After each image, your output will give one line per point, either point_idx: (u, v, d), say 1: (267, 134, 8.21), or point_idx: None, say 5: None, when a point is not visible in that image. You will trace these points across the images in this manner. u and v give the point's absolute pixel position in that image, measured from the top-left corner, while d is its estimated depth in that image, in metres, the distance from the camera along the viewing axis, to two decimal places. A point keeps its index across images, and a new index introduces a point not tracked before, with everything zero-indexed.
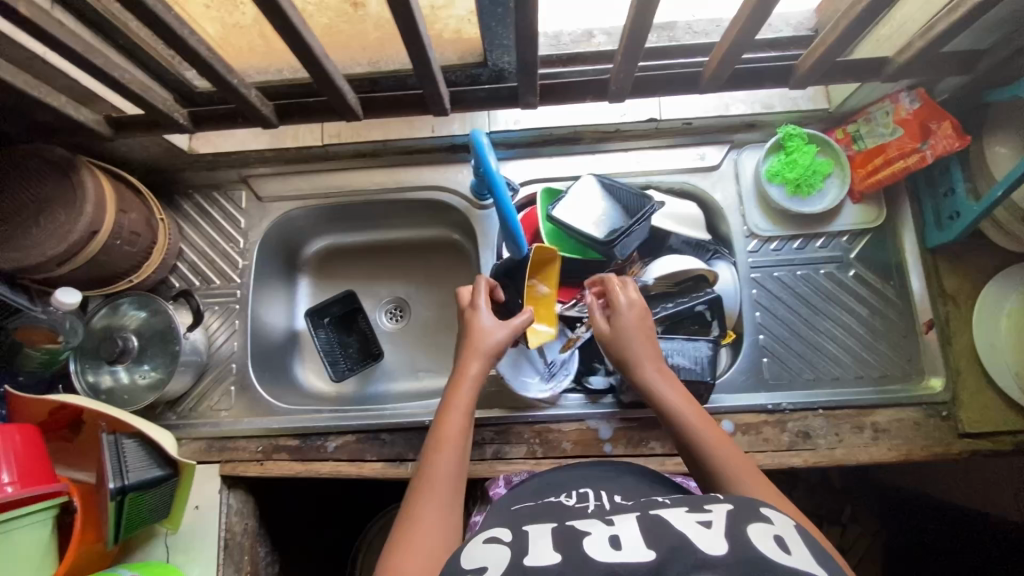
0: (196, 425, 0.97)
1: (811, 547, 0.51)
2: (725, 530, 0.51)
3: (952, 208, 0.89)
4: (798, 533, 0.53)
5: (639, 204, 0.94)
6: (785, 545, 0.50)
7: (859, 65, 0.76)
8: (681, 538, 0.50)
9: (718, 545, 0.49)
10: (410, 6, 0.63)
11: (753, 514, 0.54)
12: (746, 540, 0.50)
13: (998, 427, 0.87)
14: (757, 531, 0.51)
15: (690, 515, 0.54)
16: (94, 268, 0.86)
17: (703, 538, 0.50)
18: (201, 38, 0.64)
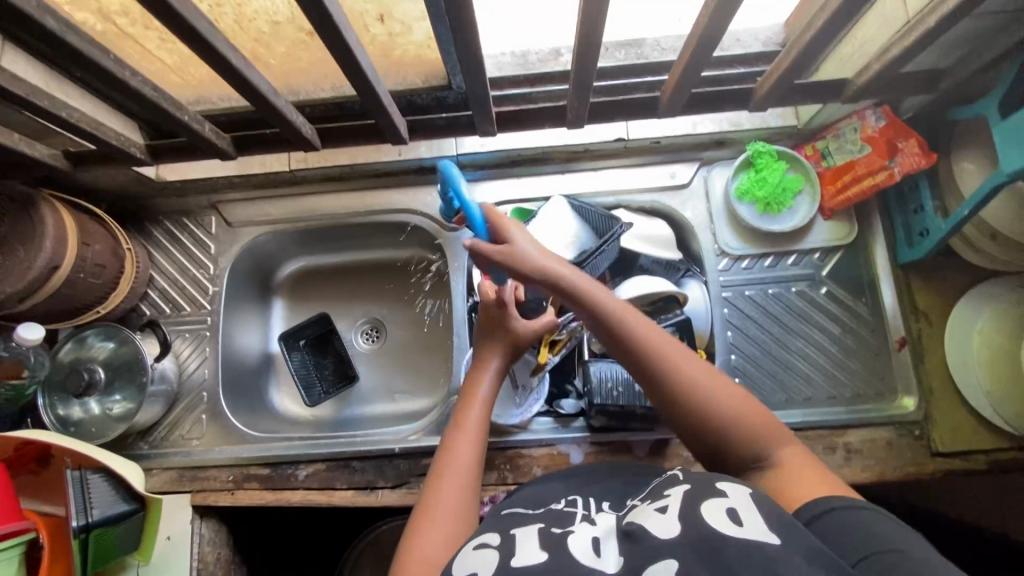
0: (168, 454, 0.97)
1: (766, 512, 0.49)
2: (679, 513, 0.51)
3: (922, 225, 0.88)
4: (755, 500, 0.51)
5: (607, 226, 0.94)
6: (739, 518, 0.49)
7: (817, 87, 0.75)
8: (641, 531, 0.51)
9: (672, 529, 0.49)
10: (355, 44, 0.62)
11: (706, 488, 0.53)
12: (700, 519, 0.49)
13: (970, 445, 0.87)
14: (710, 506, 0.50)
15: (650, 505, 0.54)
16: (58, 302, 0.86)
17: (659, 525, 0.50)
18: (146, 78, 0.63)
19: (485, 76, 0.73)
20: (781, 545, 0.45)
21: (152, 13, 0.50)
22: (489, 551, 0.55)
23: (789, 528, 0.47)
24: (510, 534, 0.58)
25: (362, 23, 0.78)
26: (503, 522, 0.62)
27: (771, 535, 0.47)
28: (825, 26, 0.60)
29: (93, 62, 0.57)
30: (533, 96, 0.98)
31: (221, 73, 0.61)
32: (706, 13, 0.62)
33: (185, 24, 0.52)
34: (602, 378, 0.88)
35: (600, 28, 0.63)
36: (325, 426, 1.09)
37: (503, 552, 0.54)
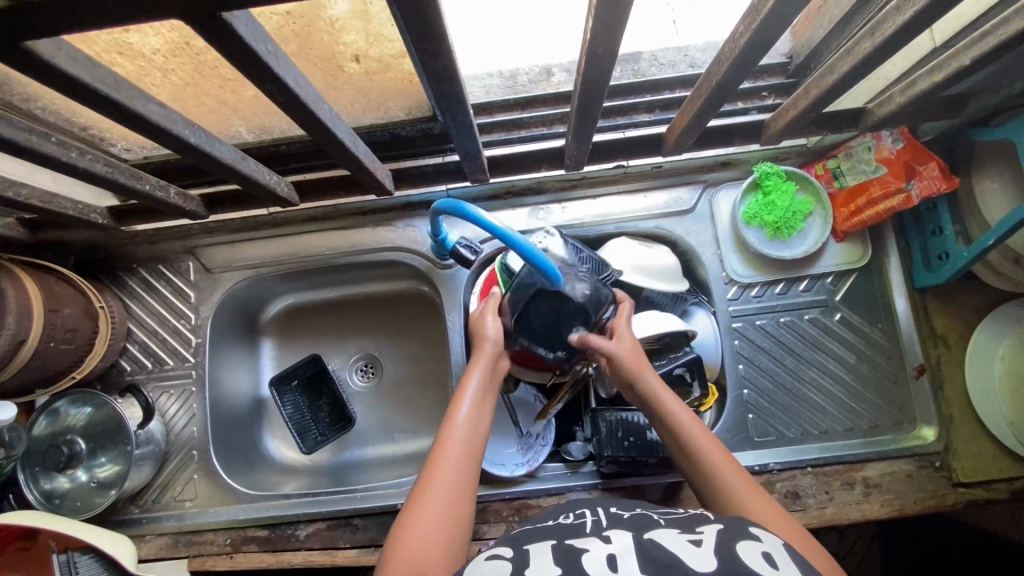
0: (161, 518, 0.93)
1: (801, 565, 0.47)
2: (714, 548, 0.47)
3: (941, 248, 0.84)
4: (788, 550, 0.49)
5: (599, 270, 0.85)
6: (774, 562, 0.47)
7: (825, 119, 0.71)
8: (668, 557, 0.47)
9: (707, 564, 0.45)
10: (329, 112, 0.56)
11: (741, 531, 0.51)
12: (736, 559, 0.46)
13: (993, 475, 0.84)
14: (746, 548, 0.48)
15: (680, 535, 0.51)
16: (28, 376, 0.80)
17: (693, 557, 0.47)
18: (98, 155, 0.58)
19: (474, 127, 0.67)
20: None
21: (90, 107, 0.44)
22: (501, 562, 0.50)
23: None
24: (525, 548, 0.52)
25: (335, 64, 0.71)
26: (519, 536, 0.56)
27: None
28: (849, 72, 0.55)
29: (33, 150, 0.51)
30: (524, 120, 0.88)
31: (180, 150, 0.54)
32: (718, 67, 0.57)
33: (132, 113, 0.46)
34: (611, 427, 0.83)
35: (601, 91, 0.58)
36: (323, 475, 1.04)
37: (518, 565, 0.49)
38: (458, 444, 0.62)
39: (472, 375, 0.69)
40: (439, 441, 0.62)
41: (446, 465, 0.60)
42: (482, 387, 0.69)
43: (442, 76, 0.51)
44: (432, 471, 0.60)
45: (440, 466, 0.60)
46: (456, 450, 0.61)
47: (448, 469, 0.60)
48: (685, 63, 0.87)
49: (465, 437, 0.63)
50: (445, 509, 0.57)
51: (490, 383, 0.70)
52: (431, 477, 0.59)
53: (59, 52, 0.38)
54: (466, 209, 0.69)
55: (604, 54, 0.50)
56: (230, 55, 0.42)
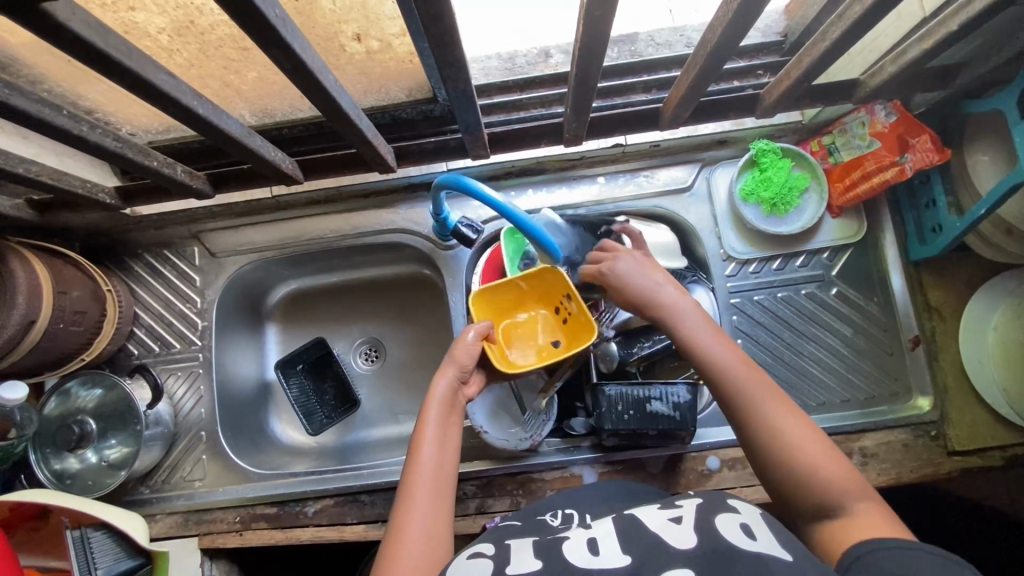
0: (170, 498, 0.94)
1: (777, 530, 0.49)
2: (693, 524, 0.49)
3: (934, 221, 0.85)
4: (764, 520, 0.50)
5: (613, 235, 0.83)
6: (751, 532, 0.48)
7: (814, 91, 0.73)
8: (649, 537, 0.48)
9: (687, 540, 0.47)
10: (333, 83, 0.57)
11: (720, 505, 0.52)
12: (715, 533, 0.47)
13: (987, 442, 0.85)
14: (725, 521, 0.49)
15: (662, 513, 0.52)
16: (37, 357, 0.82)
17: (674, 534, 0.48)
18: (108, 130, 0.59)
19: (475, 101, 0.68)
20: (793, 560, 0.44)
21: (101, 73, 0.46)
22: (483, 561, 0.52)
23: (804, 553, 0.46)
24: (506, 544, 0.55)
25: (336, 44, 0.72)
26: (503, 533, 0.59)
27: (785, 550, 0.45)
28: (838, 38, 0.57)
29: (45, 122, 0.52)
30: (523, 102, 0.89)
31: (188, 122, 0.56)
32: (712, 36, 0.58)
33: (143, 81, 0.47)
34: (612, 401, 0.83)
35: (598, 63, 0.60)
36: (330, 455, 1.05)
37: (499, 562, 0.51)
38: (427, 485, 0.61)
39: (431, 416, 0.67)
40: (403, 491, 0.61)
41: (416, 517, 0.59)
42: (441, 421, 0.67)
43: (444, 45, 0.53)
44: (401, 526, 0.58)
45: (409, 520, 0.58)
46: (422, 500, 0.60)
47: (418, 519, 0.59)
48: (681, 43, 0.89)
49: (430, 481, 0.62)
50: (420, 563, 0.56)
51: (450, 414, 0.69)
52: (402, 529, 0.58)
53: (73, 16, 0.40)
54: (461, 189, 0.73)
55: (600, 21, 0.51)
56: (238, 21, 0.43)
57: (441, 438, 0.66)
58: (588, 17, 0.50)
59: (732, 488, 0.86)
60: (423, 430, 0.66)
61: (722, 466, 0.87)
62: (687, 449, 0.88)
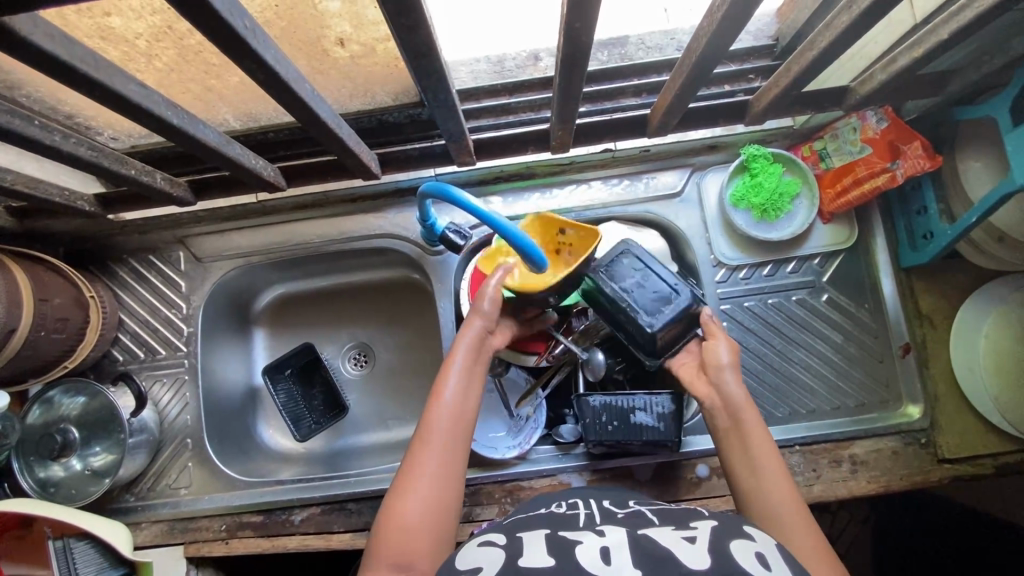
0: (156, 506, 0.93)
1: (792, 563, 0.48)
2: (707, 545, 0.48)
3: (925, 228, 0.85)
4: (780, 550, 0.50)
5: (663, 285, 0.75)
6: (766, 562, 0.47)
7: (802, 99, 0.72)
8: (663, 551, 0.47)
9: (701, 561, 0.46)
10: (311, 92, 0.56)
11: (736, 530, 0.51)
12: (729, 558, 0.47)
13: (978, 450, 0.85)
14: (740, 546, 0.49)
15: (675, 531, 0.51)
16: (18, 365, 0.81)
17: (687, 553, 0.47)
18: (82, 140, 0.58)
19: (457, 109, 0.67)
20: None
21: (68, 85, 0.45)
22: (496, 553, 0.51)
23: None
24: (517, 537, 0.53)
25: (319, 48, 0.71)
26: (516, 525, 0.57)
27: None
28: (823, 50, 0.56)
29: (15, 133, 0.51)
30: (512, 105, 0.88)
31: (163, 131, 0.55)
32: (698, 45, 0.57)
33: (112, 92, 0.46)
34: (597, 411, 0.83)
35: (582, 71, 0.58)
36: (319, 461, 1.05)
37: (511, 553, 0.50)
38: (443, 430, 0.63)
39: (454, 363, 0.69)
40: (421, 428, 0.63)
41: (431, 455, 0.61)
42: (465, 371, 0.68)
43: (422, 54, 0.52)
44: (416, 460, 0.61)
45: (424, 456, 0.61)
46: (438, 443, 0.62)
47: (433, 456, 0.61)
48: (673, 46, 0.87)
49: (448, 423, 0.64)
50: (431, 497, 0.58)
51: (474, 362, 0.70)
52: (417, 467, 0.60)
53: (35, 29, 0.39)
54: (444, 193, 0.71)
55: (582, 31, 0.50)
56: (206, 33, 0.42)
57: (463, 385, 0.67)
58: (568, 29, 0.50)
59: (721, 497, 0.85)
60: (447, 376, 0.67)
61: (712, 474, 0.86)
62: (678, 457, 0.87)
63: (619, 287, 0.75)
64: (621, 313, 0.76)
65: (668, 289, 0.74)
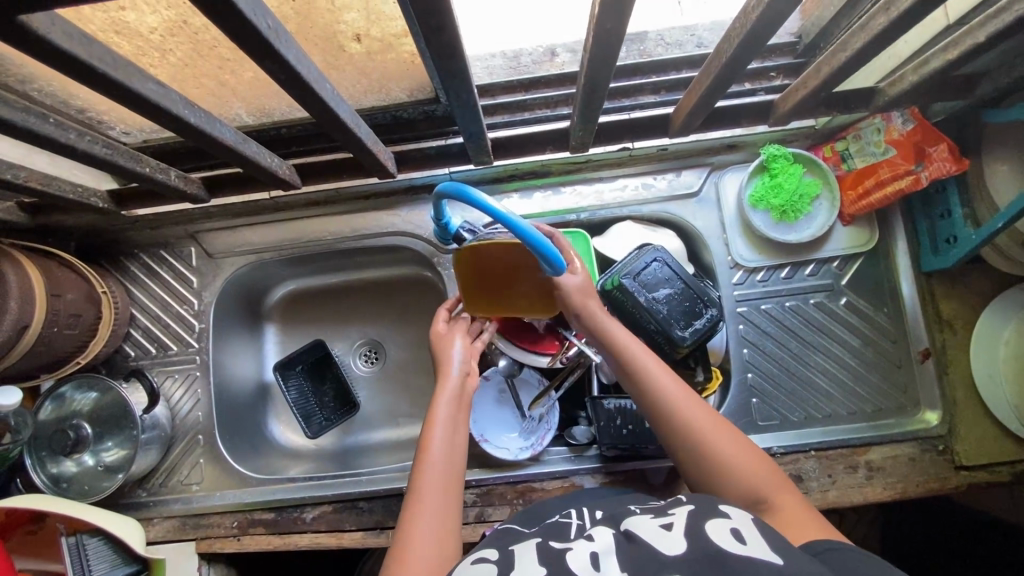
0: (168, 502, 0.93)
1: (768, 536, 0.48)
2: (683, 530, 0.48)
3: (949, 232, 0.83)
4: (753, 521, 0.50)
5: (700, 295, 0.81)
6: (741, 536, 0.47)
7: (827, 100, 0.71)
8: (643, 549, 0.47)
9: (679, 548, 0.46)
10: (330, 92, 0.55)
11: (709, 509, 0.51)
12: (705, 538, 0.47)
13: (996, 458, 0.84)
14: (715, 525, 0.48)
15: (653, 520, 0.51)
16: (30, 361, 0.80)
17: (665, 542, 0.47)
18: (97, 137, 0.57)
19: (478, 109, 0.66)
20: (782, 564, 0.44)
21: (85, 85, 0.44)
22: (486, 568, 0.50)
23: (793, 553, 0.46)
24: (510, 550, 0.52)
25: (336, 44, 0.70)
26: (505, 540, 0.56)
27: (776, 556, 0.45)
28: (854, 53, 0.55)
29: (30, 131, 0.50)
30: (528, 102, 0.87)
31: (178, 130, 0.54)
32: (728, 46, 0.55)
33: (128, 91, 0.45)
34: (611, 415, 0.85)
35: (607, 72, 0.57)
36: (329, 459, 1.04)
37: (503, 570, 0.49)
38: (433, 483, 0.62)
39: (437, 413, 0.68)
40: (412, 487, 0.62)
41: (427, 510, 0.59)
42: (449, 423, 0.67)
43: (446, 54, 0.51)
44: (412, 519, 0.59)
45: (421, 512, 0.59)
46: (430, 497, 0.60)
47: (428, 512, 0.59)
48: (692, 43, 0.84)
49: (441, 477, 0.62)
50: (433, 555, 0.56)
51: (460, 413, 0.70)
52: (411, 526, 0.58)
53: (52, 28, 0.38)
54: (465, 194, 0.69)
55: (611, 32, 0.49)
56: (228, 32, 0.41)
57: (450, 435, 0.67)
58: (598, 29, 0.48)
59: None
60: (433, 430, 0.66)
61: None
62: None
63: (651, 295, 0.81)
64: (652, 321, 0.81)
65: (698, 301, 0.81)
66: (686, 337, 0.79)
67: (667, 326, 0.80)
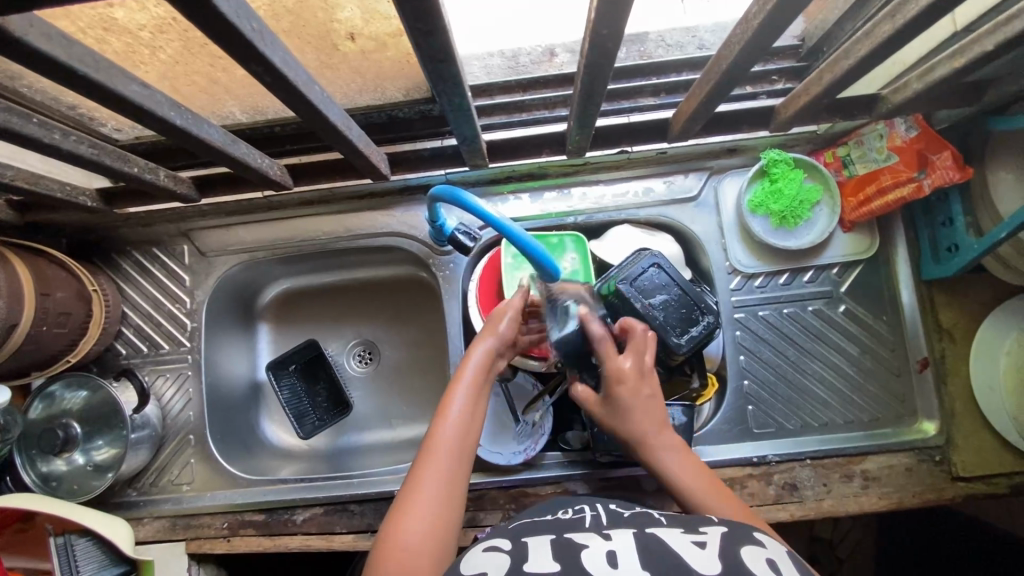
0: (158, 502, 0.93)
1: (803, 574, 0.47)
2: (717, 550, 0.47)
3: (950, 240, 0.82)
4: (790, 556, 0.49)
5: (697, 303, 0.80)
6: (777, 568, 0.46)
7: (829, 106, 0.70)
8: (672, 556, 0.46)
9: (711, 565, 0.45)
10: (321, 94, 0.54)
11: (746, 536, 0.50)
12: (739, 562, 0.46)
13: (995, 470, 0.83)
14: (750, 552, 0.47)
15: (685, 535, 0.50)
16: (19, 361, 0.79)
17: (696, 557, 0.46)
18: (84, 137, 0.56)
19: (473, 112, 0.65)
20: None
21: (68, 86, 0.43)
22: (501, 556, 0.50)
23: None
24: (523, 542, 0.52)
25: (329, 42, 0.69)
26: (521, 529, 0.56)
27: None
28: (858, 61, 0.54)
29: (13, 132, 0.50)
30: (525, 103, 0.85)
31: (166, 131, 0.53)
32: (727, 52, 0.54)
33: (113, 93, 0.44)
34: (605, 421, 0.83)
35: (604, 76, 0.56)
36: (321, 460, 1.04)
37: (516, 559, 0.49)
38: (447, 446, 0.62)
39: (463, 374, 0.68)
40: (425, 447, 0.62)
41: (437, 472, 0.60)
42: (473, 390, 0.67)
43: (438, 58, 0.50)
44: (420, 478, 0.59)
45: (429, 473, 0.59)
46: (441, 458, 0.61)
47: (434, 473, 0.60)
48: (694, 44, 0.84)
49: (453, 444, 0.62)
50: (435, 514, 0.57)
51: (484, 383, 0.69)
52: (419, 484, 0.59)
53: (31, 29, 0.37)
54: (462, 199, 0.69)
55: (607, 38, 0.48)
56: (214, 37, 0.40)
57: (470, 404, 0.66)
58: (594, 35, 0.47)
59: None
60: (454, 392, 0.66)
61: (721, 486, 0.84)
62: None
63: (647, 301, 0.79)
64: (648, 328, 0.79)
65: (695, 308, 0.80)
66: (684, 344, 0.78)
67: (663, 334, 0.78)
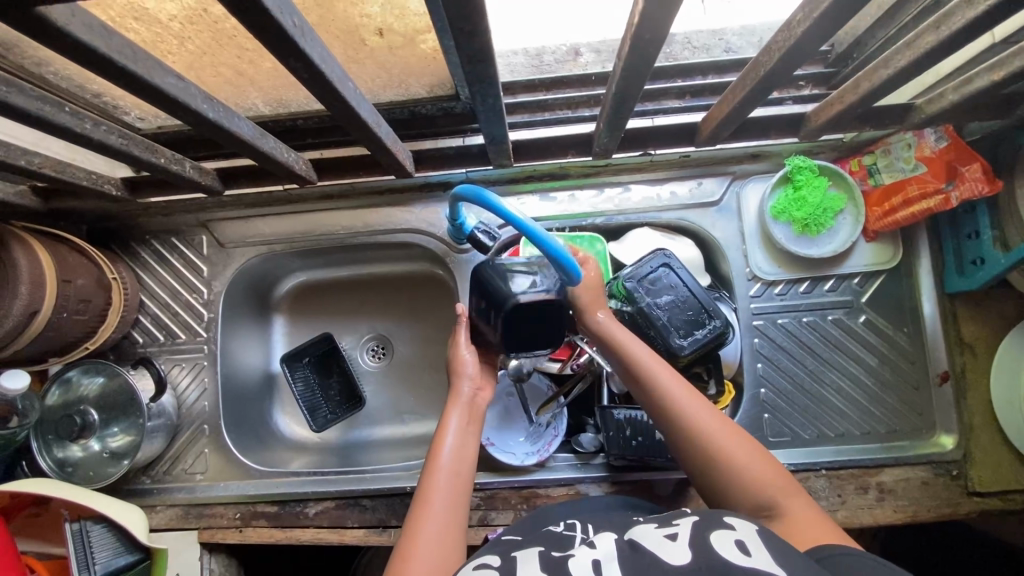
0: (172, 490, 0.94)
1: (774, 549, 0.46)
2: (688, 540, 0.47)
3: (975, 253, 0.81)
4: (761, 535, 0.48)
5: (709, 308, 0.79)
6: (746, 548, 0.45)
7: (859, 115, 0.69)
8: (646, 554, 0.46)
9: (682, 556, 0.45)
10: (353, 90, 0.54)
11: (715, 522, 0.50)
12: (710, 550, 0.45)
13: (1011, 486, 0.82)
14: (720, 537, 0.47)
15: (658, 531, 0.50)
16: (39, 346, 0.80)
17: (668, 550, 0.46)
18: (113, 127, 0.56)
19: (503, 112, 0.64)
20: None
21: (105, 77, 0.43)
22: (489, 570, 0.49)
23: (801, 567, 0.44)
24: (513, 556, 0.52)
25: (358, 37, 0.68)
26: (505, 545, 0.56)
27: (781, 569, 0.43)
28: (898, 71, 0.53)
29: (45, 120, 0.49)
30: (549, 102, 0.85)
31: (196, 124, 0.53)
32: (767, 58, 0.53)
33: (147, 84, 0.44)
34: (620, 425, 0.84)
35: (641, 80, 0.55)
36: (332, 454, 1.04)
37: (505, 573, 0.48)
38: (444, 479, 0.63)
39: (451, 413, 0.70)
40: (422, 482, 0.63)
41: (432, 516, 0.59)
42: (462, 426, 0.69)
43: (475, 56, 0.49)
44: (415, 528, 0.58)
45: (425, 522, 0.58)
46: (440, 490, 0.61)
47: (435, 506, 0.60)
48: (720, 47, 0.83)
49: (450, 477, 0.63)
50: (438, 548, 0.56)
51: (469, 420, 0.71)
52: (420, 519, 0.59)
53: (73, 19, 0.37)
54: (478, 199, 0.69)
55: (648, 41, 0.47)
56: (253, 30, 0.39)
57: (459, 442, 0.67)
58: (637, 38, 0.46)
59: None
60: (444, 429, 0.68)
61: None
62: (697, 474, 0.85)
63: (652, 300, 0.80)
64: (650, 326, 0.80)
65: (702, 311, 0.79)
66: (686, 348, 0.78)
67: (668, 336, 0.78)
